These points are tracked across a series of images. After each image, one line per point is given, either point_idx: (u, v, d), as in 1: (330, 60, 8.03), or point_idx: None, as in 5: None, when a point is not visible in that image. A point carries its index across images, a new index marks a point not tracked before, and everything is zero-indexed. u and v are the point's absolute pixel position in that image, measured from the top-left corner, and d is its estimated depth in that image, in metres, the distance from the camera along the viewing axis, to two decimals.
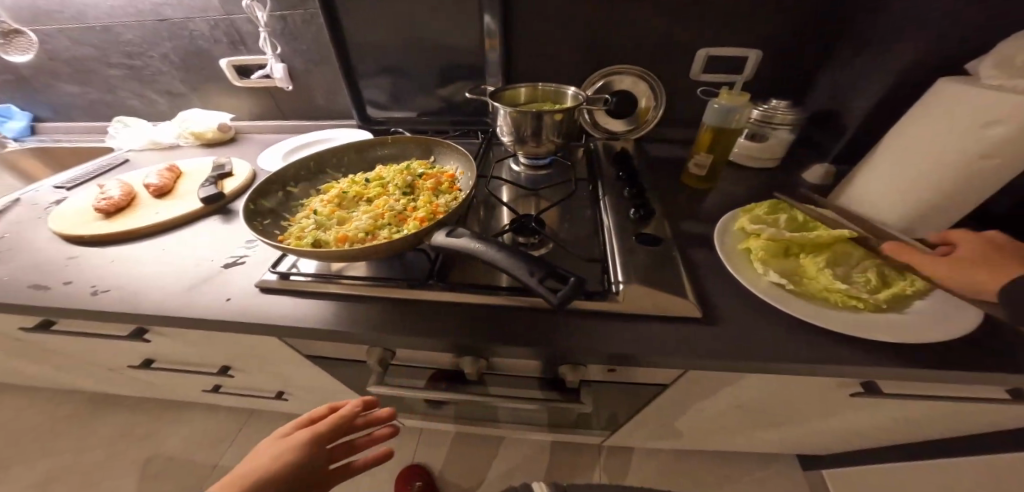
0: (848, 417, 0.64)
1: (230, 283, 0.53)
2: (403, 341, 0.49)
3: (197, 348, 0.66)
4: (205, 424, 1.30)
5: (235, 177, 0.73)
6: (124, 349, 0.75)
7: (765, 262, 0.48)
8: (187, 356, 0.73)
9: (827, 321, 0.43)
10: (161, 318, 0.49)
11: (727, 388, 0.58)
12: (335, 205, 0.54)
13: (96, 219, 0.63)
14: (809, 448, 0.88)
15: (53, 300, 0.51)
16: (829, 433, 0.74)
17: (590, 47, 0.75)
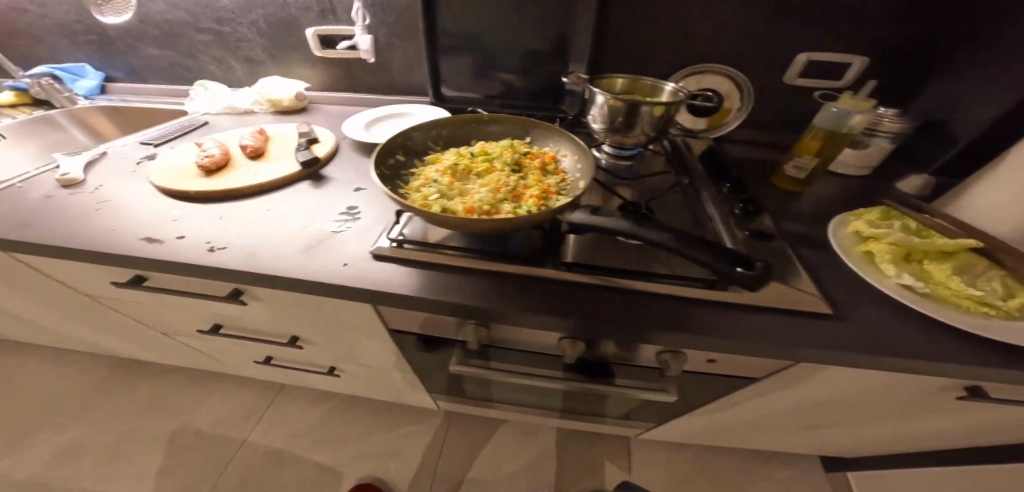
0: (925, 421, 0.65)
1: (345, 248, 0.53)
2: (518, 316, 0.49)
3: (281, 314, 0.67)
4: (238, 398, 1.30)
5: (322, 143, 0.74)
6: (197, 312, 0.75)
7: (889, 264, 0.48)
8: (260, 322, 0.73)
9: (964, 324, 0.43)
10: (282, 278, 0.49)
11: (819, 386, 0.58)
12: (449, 177, 0.53)
13: (198, 175, 0.64)
14: (858, 452, 0.89)
15: (170, 254, 0.51)
16: (891, 437, 0.75)
17: (686, 43, 0.75)
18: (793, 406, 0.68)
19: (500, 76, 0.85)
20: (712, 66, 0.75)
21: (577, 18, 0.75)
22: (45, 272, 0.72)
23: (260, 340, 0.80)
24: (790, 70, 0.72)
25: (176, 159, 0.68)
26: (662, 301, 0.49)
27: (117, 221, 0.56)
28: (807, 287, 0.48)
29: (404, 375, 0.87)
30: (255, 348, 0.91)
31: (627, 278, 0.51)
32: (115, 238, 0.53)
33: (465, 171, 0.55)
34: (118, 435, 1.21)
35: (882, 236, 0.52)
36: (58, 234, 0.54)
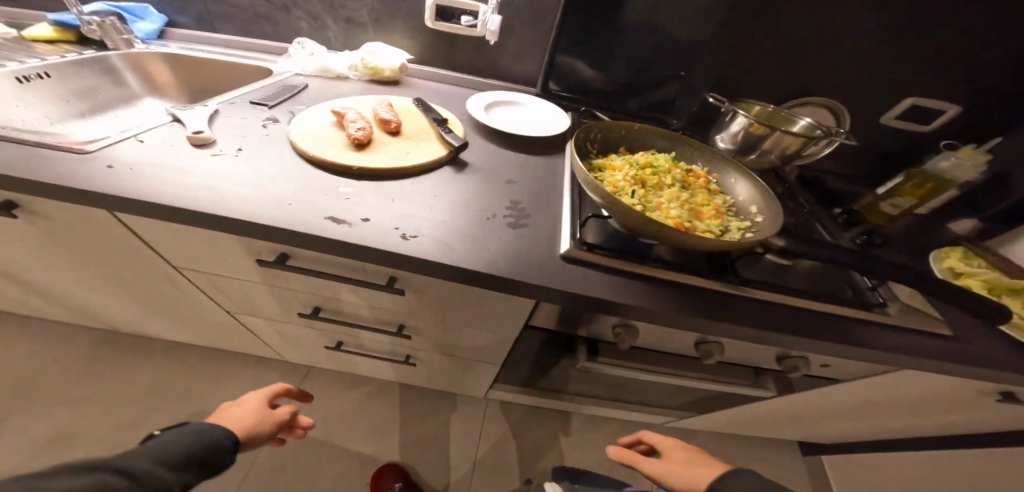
0: (941, 413, 0.81)
1: (529, 245, 0.56)
2: (697, 323, 0.55)
3: (417, 303, 0.66)
4: (257, 381, 1.19)
5: (454, 125, 0.73)
6: (304, 294, 0.71)
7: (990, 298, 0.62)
8: (378, 308, 0.71)
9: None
10: (487, 274, 0.51)
11: (890, 387, 0.71)
12: (637, 189, 0.55)
13: (350, 149, 0.62)
14: (856, 433, 1.08)
15: (370, 240, 0.50)
16: (899, 423, 0.93)
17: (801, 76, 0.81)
18: (838, 398, 0.83)
19: (615, 81, 0.86)
20: (817, 100, 0.83)
21: (712, 37, 0.78)
22: (136, 237, 0.63)
23: (361, 325, 0.77)
24: (889, 110, 0.81)
25: (314, 126, 0.65)
26: (813, 317, 0.57)
27: (286, 196, 0.54)
28: (914, 314, 0.60)
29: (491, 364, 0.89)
30: (333, 330, 0.86)
31: (785, 293, 0.58)
32: (296, 214, 0.52)
33: (646, 182, 0.57)
34: (124, 416, 1.07)
35: (978, 274, 0.65)
36: (230, 205, 0.50)
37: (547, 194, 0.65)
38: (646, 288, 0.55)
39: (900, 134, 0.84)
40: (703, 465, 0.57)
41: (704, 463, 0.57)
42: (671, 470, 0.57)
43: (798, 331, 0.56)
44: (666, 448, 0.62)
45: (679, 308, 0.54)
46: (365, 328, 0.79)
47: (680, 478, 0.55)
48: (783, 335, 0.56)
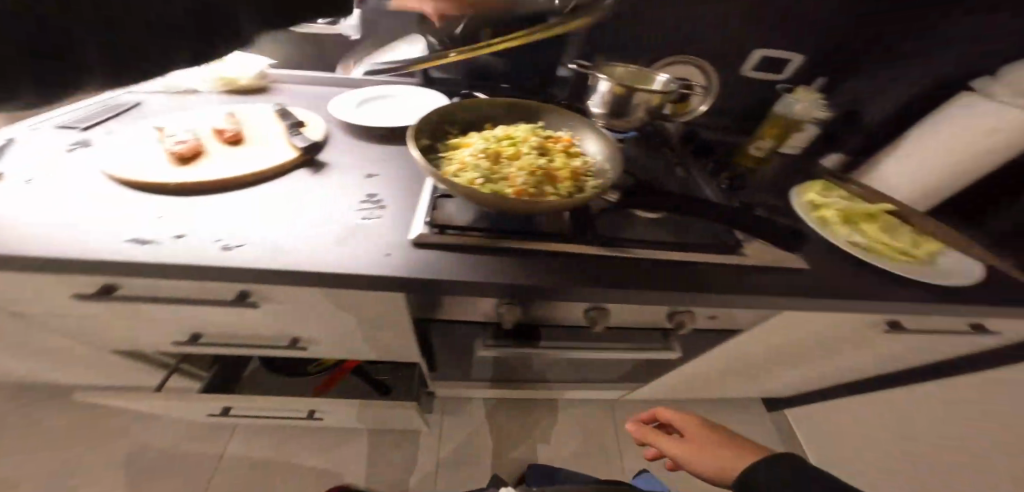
0: (852, 349, 0.83)
1: (369, 238, 0.51)
2: (545, 293, 0.52)
3: (298, 314, 0.62)
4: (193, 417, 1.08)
5: (310, 126, 0.66)
6: (171, 320, 0.62)
7: (844, 225, 0.62)
8: (270, 325, 0.68)
9: (887, 267, 0.58)
10: (327, 275, 0.46)
11: (786, 331, 0.73)
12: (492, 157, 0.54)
13: (172, 165, 0.54)
14: (805, 381, 1.08)
15: (167, 250, 0.44)
16: (832, 365, 0.94)
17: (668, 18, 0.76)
18: (776, 344, 0.81)
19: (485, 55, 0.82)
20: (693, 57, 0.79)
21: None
22: None
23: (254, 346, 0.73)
24: (743, 64, 0.80)
25: (128, 145, 0.56)
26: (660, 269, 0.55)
27: (43, 224, 0.45)
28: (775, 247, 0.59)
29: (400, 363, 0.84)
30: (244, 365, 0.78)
31: (646, 249, 0.56)
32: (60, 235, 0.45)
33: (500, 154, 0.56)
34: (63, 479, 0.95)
35: (829, 205, 0.64)
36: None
37: (410, 183, 0.61)
38: (507, 261, 0.52)
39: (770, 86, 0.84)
40: (715, 445, 0.51)
41: (723, 445, 0.51)
42: (703, 458, 0.51)
43: (638, 280, 0.53)
44: (697, 433, 0.54)
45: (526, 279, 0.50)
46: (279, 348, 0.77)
47: (712, 455, 0.50)
48: (625, 288, 0.52)
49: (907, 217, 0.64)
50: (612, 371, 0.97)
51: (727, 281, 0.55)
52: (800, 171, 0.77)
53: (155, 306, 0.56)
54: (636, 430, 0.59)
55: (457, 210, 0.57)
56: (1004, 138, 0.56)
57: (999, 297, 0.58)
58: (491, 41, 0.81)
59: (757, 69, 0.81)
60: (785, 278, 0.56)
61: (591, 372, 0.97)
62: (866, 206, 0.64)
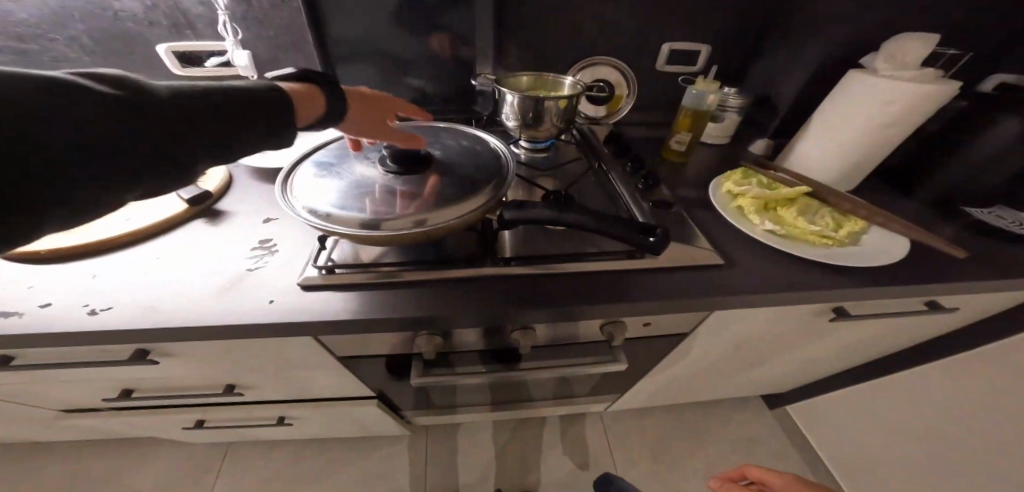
0: (811, 339, 0.80)
1: (254, 286, 0.49)
2: (444, 321, 0.50)
3: (217, 364, 0.60)
4: (163, 476, 1.06)
5: (209, 176, 0.66)
6: (94, 383, 0.62)
7: (758, 214, 0.59)
8: (192, 379, 0.65)
9: (808, 254, 0.55)
10: (205, 329, 0.44)
11: (732, 329, 0.70)
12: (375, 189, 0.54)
13: (47, 232, 0.52)
14: (781, 374, 1.05)
15: (26, 326, 0.42)
16: (800, 357, 0.91)
17: (571, 25, 0.80)
18: (731, 344, 0.78)
19: (403, 80, 0.85)
20: (605, 57, 0.83)
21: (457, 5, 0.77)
22: None
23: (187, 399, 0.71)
24: (655, 60, 0.84)
25: None
26: (568, 281, 0.54)
27: None
28: (692, 239, 0.57)
29: (346, 402, 0.81)
30: (186, 414, 0.76)
31: (550, 263, 0.54)
32: None
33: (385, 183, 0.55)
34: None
35: (745, 192, 0.63)
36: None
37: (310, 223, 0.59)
38: (403, 292, 0.50)
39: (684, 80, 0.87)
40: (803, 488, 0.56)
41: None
42: None
43: (543, 295, 0.52)
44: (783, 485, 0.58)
45: (421, 310, 0.49)
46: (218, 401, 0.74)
47: None
48: (529, 306, 0.50)
49: (828, 197, 0.62)
50: (575, 386, 0.95)
51: (638, 286, 0.53)
52: (722, 160, 0.78)
53: (61, 376, 0.55)
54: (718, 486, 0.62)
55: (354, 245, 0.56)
56: (898, 106, 0.55)
57: (928, 268, 0.55)
58: (406, 67, 0.83)
59: (670, 63, 0.85)
60: (700, 273, 0.54)
61: (554, 391, 0.95)
62: (783, 191, 0.62)
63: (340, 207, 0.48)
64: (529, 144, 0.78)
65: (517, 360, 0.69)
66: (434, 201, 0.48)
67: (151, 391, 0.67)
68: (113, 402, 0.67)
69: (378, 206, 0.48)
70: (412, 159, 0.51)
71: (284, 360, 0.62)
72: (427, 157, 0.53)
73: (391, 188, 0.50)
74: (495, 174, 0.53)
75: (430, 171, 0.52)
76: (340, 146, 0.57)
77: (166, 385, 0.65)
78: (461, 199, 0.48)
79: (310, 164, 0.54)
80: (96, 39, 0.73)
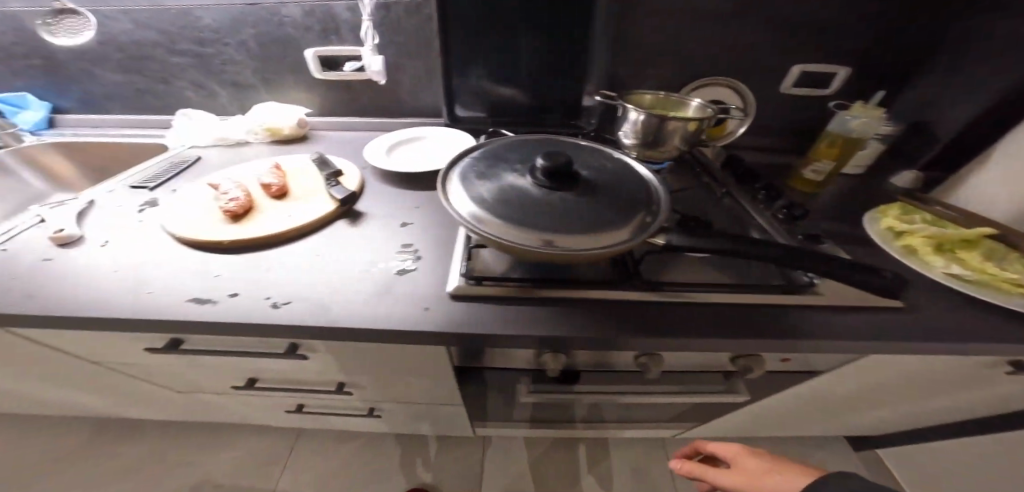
0: (955, 393, 0.72)
1: (407, 294, 0.50)
2: (591, 344, 0.48)
3: (342, 362, 0.62)
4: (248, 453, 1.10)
5: (348, 176, 0.70)
6: (229, 368, 0.65)
7: (938, 255, 0.54)
8: (312, 371, 0.67)
9: (1011, 303, 0.49)
10: (369, 332, 0.46)
11: (872, 374, 0.64)
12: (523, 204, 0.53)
13: (225, 222, 0.57)
14: (894, 424, 0.94)
15: (219, 313, 0.45)
16: (929, 409, 0.81)
17: (702, 40, 0.77)
18: (860, 389, 0.71)
19: (516, 92, 0.86)
20: (723, 78, 0.80)
21: (587, 17, 0.76)
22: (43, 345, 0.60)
23: (300, 389, 0.73)
24: (781, 81, 0.79)
25: (185, 205, 0.60)
26: (720, 312, 0.50)
27: (111, 290, 0.47)
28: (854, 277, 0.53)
29: (438, 409, 0.80)
30: (292, 399, 0.80)
31: (700, 292, 0.51)
32: (123, 297, 0.47)
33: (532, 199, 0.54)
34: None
35: (917, 230, 0.57)
36: (41, 300, 0.46)
37: (444, 232, 0.60)
38: (550, 308, 0.49)
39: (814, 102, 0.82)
40: (781, 471, 0.44)
41: (768, 473, 0.45)
42: None
43: (696, 325, 0.49)
44: (738, 458, 0.49)
45: (573, 330, 0.47)
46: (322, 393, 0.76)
47: None
48: (683, 337, 0.48)
49: (1016, 242, 0.55)
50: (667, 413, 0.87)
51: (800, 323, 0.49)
52: (863, 190, 0.72)
53: (215, 359, 0.59)
54: (682, 467, 0.52)
55: (491, 260, 0.55)
56: None
57: None
58: (523, 79, 0.84)
59: (796, 85, 0.79)
60: (870, 314, 0.49)
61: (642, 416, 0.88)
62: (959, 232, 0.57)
63: (504, 220, 0.47)
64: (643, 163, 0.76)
65: (627, 383, 0.67)
66: (584, 223, 0.47)
67: (271, 378, 0.70)
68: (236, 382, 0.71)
69: (527, 217, 0.47)
70: (564, 177, 0.51)
71: (403, 364, 0.63)
72: (577, 177, 0.52)
73: (547, 202, 0.49)
74: (645, 205, 0.51)
75: (579, 191, 0.51)
76: (488, 153, 0.58)
77: (289, 373, 0.68)
78: (611, 226, 0.47)
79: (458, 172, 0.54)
80: (255, 42, 0.80)
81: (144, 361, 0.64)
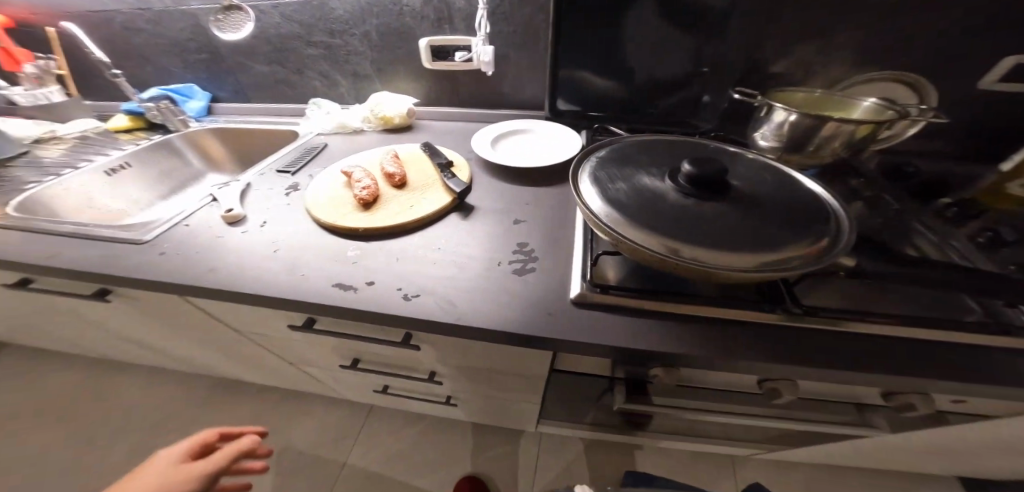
0: None
1: (530, 295, 0.50)
2: (725, 367, 0.45)
3: (443, 354, 0.64)
4: (330, 419, 1.20)
5: (459, 167, 0.71)
6: (339, 346, 0.71)
7: None
8: (407, 359, 0.71)
9: None
10: (496, 330, 0.46)
11: None
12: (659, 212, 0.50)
13: (358, 209, 0.61)
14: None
15: (365, 301, 0.48)
16: None
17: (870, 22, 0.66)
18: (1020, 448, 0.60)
19: (628, 86, 0.81)
20: (893, 72, 0.70)
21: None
22: (198, 309, 0.69)
23: (392, 373, 0.77)
24: (985, 75, 0.67)
25: (323, 191, 0.65)
26: (882, 348, 0.44)
27: (272, 269, 0.53)
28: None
29: (515, 407, 0.81)
30: (379, 381, 0.84)
31: (861, 323, 0.45)
32: (281, 277, 0.53)
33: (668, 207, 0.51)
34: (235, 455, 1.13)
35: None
36: (223, 272, 0.53)
37: (558, 233, 0.59)
38: (681, 327, 0.46)
39: (1000, 99, 0.69)
40: None
41: None
42: None
43: (855, 360, 0.43)
44: None
45: (708, 352, 0.44)
46: (408, 380, 0.80)
47: None
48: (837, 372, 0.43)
49: None
50: (758, 442, 0.80)
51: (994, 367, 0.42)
52: None
53: (334, 339, 0.64)
54: None
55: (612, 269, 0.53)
56: None
57: None
58: (637, 71, 0.79)
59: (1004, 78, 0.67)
60: None
61: (727, 442, 0.81)
62: None
63: (654, 232, 0.44)
64: None
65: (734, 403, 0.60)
66: (738, 241, 0.43)
67: (369, 360, 0.75)
68: (337, 360, 0.76)
69: (672, 227, 0.44)
70: (714, 185, 0.47)
71: (497, 363, 0.63)
72: (726, 185, 0.48)
73: (697, 215, 0.45)
74: (813, 224, 0.45)
75: (729, 203, 0.47)
76: (620, 152, 0.55)
77: (386, 359, 0.72)
78: (771, 247, 0.42)
79: (592, 175, 0.51)
80: (377, 33, 0.83)
81: (270, 335, 0.72)
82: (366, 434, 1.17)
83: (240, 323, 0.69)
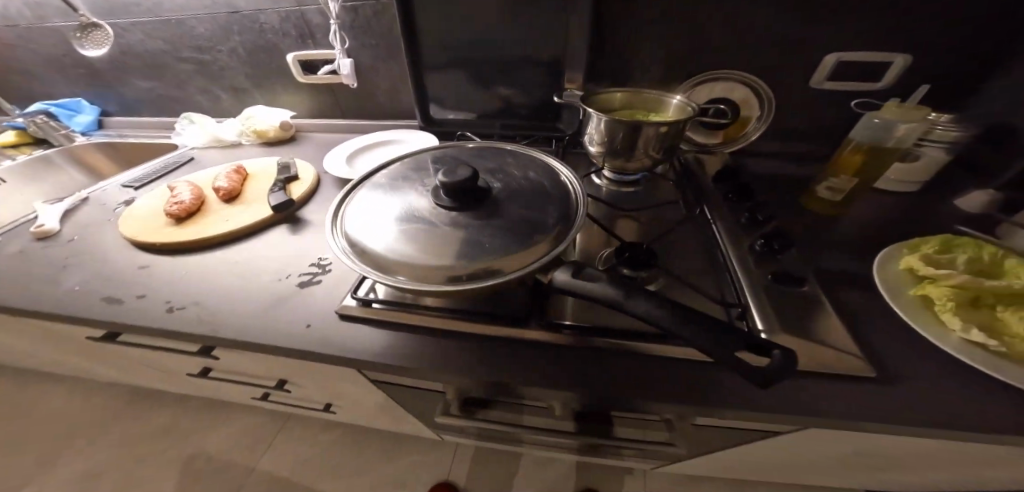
0: None
1: (297, 309, 0.48)
2: (475, 385, 0.43)
3: (262, 366, 0.62)
4: (241, 425, 1.11)
5: (301, 181, 0.70)
6: (181, 359, 0.65)
7: (955, 316, 0.37)
8: (250, 370, 0.65)
9: None
10: (245, 343, 0.45)
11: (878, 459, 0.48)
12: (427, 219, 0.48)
13: (168, 225, 0.60)
14: None
15: (121, 316, 0.47)
16: None
17: (691, 26, 0.65)
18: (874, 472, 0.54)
19: (489, 96, 0.80)
20: (736, 70, 0.67)
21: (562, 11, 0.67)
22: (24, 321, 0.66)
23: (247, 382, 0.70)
24: (812, 74, 0.64)
25: (145, 207, 0.64)
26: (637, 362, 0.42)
27: (44, 285, 0.52)
28: (834, 327, 0.39)
29: (395, 414, 0.72)
30: (247, 390, 0.79)
31: (619, 337, 0.43)
32: (51, 291, 0.51)
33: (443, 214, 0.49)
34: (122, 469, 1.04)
35: (942, 277, 0.39)
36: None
37: None
38: (434, 344, 0.45)
39: (850, 105, 0.65)
40: None
41: None
42: None
43: (602, 376, 0.41)
44: None
45: (452, 368, 0.43)
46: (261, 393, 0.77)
47: None
48: (582, 387, 0.40)
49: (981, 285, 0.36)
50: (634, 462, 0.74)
51: (724, 386, 0.38)
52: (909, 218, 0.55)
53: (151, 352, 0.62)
54: None
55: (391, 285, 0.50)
56: None
57: None
58: (492, 83, 0.78)
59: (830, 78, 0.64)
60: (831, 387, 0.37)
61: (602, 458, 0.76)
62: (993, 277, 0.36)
63: (395, 249, 0.42)
64: (613, 175, 0.67)
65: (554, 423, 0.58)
66: (479, 254, 0.41)
67: (223, 372, 0.70)
68: (184, 368, 0.72)
69: (414, 244, 0.42)
70: (465, 194, 0.45)
71: (316, 373, 0.61)
72: (484, 193, 0.46)
73: (444, 227, 0.44)
74: (560, 226, 0.44)
75: (484, 212, 0.45)
76: (401, 168, 0.53)
77: (230, 371, 0.69)
78: (513, 252, 0.41)
79: (362, 193, 0.50)
80: (244, 49, 0.84)
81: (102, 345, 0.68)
82: (282, 437, 1.08)
83: (65, 333, 0.67)
